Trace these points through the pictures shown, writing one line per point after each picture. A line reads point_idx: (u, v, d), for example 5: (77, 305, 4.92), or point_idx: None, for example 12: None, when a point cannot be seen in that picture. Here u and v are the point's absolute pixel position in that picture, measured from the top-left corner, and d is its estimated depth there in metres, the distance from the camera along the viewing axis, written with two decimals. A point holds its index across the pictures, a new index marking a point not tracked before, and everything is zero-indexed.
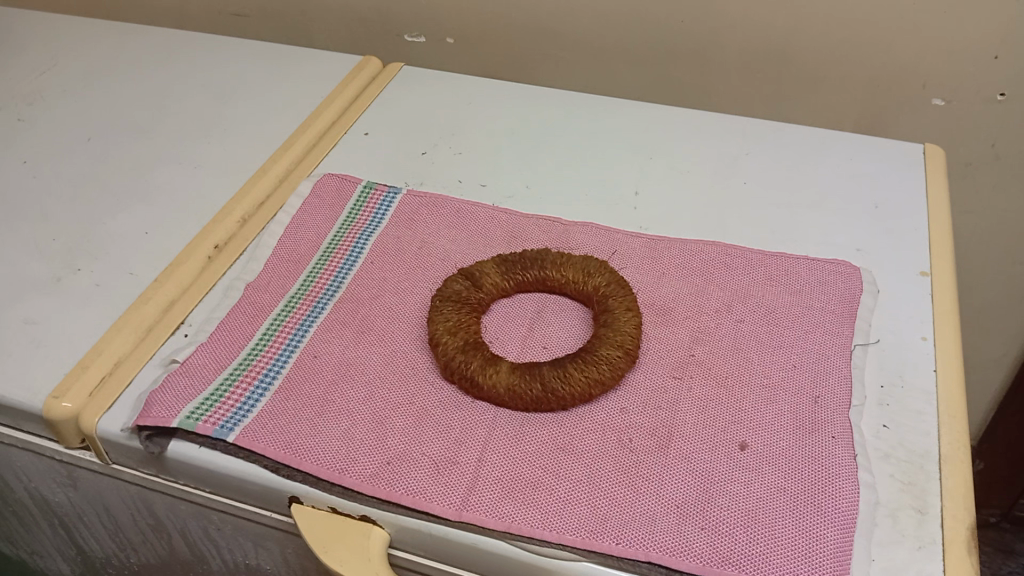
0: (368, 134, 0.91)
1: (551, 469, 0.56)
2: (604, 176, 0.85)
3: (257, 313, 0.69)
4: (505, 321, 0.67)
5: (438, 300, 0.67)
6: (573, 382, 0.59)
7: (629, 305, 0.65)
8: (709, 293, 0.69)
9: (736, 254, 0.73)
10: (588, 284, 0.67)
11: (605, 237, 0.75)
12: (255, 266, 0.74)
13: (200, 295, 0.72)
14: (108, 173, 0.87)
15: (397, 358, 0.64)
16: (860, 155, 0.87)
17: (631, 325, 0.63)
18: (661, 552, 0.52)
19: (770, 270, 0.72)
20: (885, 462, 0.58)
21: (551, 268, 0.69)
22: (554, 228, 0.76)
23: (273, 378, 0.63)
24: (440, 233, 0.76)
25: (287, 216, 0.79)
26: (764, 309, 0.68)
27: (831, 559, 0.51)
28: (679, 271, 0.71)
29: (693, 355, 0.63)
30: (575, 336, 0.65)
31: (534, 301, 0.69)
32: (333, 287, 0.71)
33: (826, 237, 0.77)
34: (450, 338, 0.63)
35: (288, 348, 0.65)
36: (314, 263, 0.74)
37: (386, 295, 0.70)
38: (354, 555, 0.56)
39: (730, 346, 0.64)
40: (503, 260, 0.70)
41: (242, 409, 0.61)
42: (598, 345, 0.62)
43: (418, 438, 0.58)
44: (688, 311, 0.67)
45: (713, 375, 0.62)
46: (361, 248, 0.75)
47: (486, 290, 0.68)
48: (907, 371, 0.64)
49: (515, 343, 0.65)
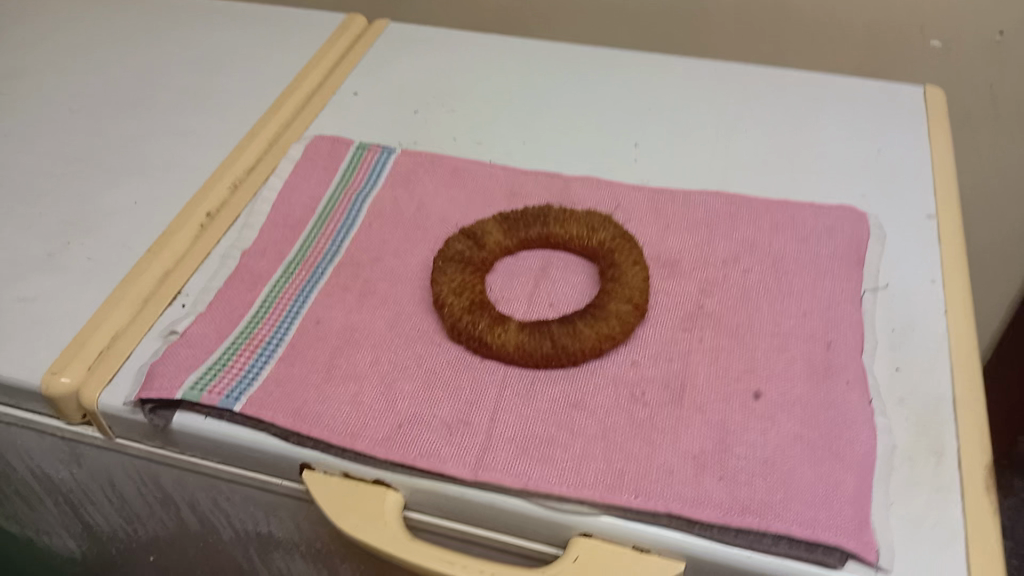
0: (358, 95, 0.89)
1: (565, 426, 0.55)
2: (602, 129, 0.83)
3: (256, 281, 0.67)
4: (510, 280, 0.66)
5: (441, 260, 0.65)
6: (582, 339, 0.58)
7: (636, 258, 0.64)
8: (715, 244, 0.68)
9: (741, 202, 0.72)
10: (593, 239, 0.66)
11: (608, 190, 0.73)
12: (250, 233, 0.72)
13: (195, 265, 0.71)
14: (95, 146, 0.84)
15: (401, 321, 0.63)
16: (859, 101, 0.86)
17: (638, 279, 0.62)
18: (681, 503, 0.51)
19: (776, 218, 0.70)
20: (899, 406, 0.57)
21: (555, 225, 0.67)
22: (555, 183, 0.74)
23: (276, 345, 0.62)
24: (438, 193, 0.74)
25: (281, 180, 0.77)
26: (771, 258, 0.67)
27: (851, 503, 0.51)
28: (684, 223, 0.70)
29: (703, 306, 0.63)
30: (582, 292, 0.64)
31: (537, 259, 0.68)
32: (333, 251, 0.69)
33: (830, 185, 0.76)
34: (456, 298, 0.62)
35: (290, 315, 0.64)
36: (310, 227, 0.72)
37: (387, 257, 0.68)
38: (369, 521, 0.55)
39: (739, 296, 0.64)
40: (505, 218, 0.68)
41: (246, 377, 0.60)
42: (606, 302, 0.61)
43: (428, 399, 0.58)
44: (695, 263, 0.66)
45: (724, 326, 0.61)
46: (358, 211, 0.73)
47: (489, 249, 0.66)
48: (916, 315, 0.63)
49: (521, 302, 0.64)
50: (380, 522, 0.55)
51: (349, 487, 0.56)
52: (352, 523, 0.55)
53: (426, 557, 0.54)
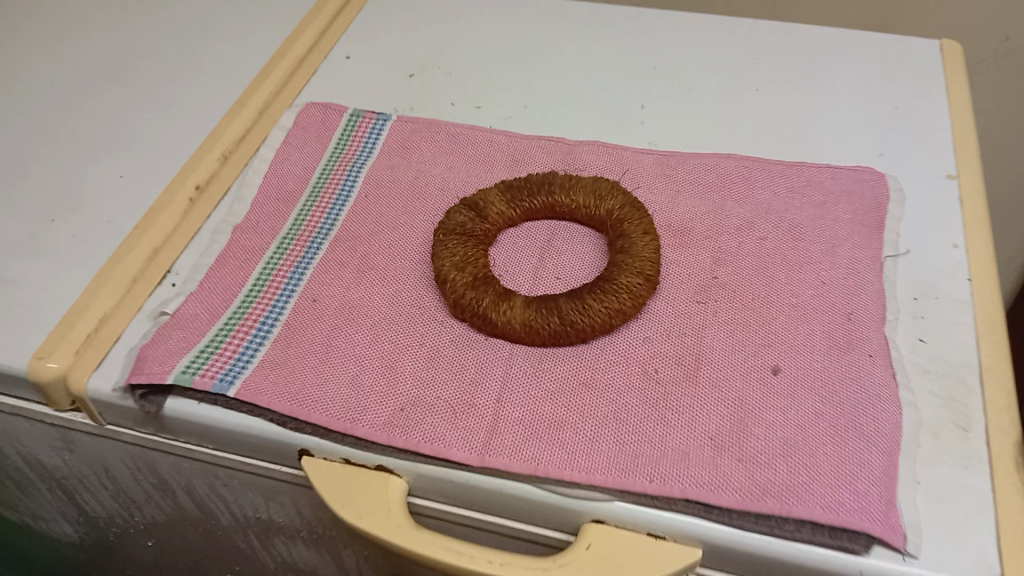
0: (351, 58, 0.85)
1: (575, 406, 0.53)
2: (608, 88, 0.80)
3: (248, 257, 0.64)
4: (516, 253, 0.63)
5: (441, 234, 0.62)
6: (592, 315, 0.55)
7: (646, 228, 0.61)
8: (729, 210, 0.65)
9: (755, 165, 0.69)
10: (601, 208, 0.63)
11: (615, 154, 0.70)
12: (241, 207, 0.69)
13: (184, 241, 0.68)
14: (79, 118, 0.81)
15: (402, 297, 0.60)
16: (874, 54, 0.82)
17: (650, 249, 0.59)
18: (699, 487, 0.49)
19: (792, 181, 0.67)
20: (924, 378, 0.55)
21: (560, 193, 0.64)
22: (559, 148, 0.71)
23: (271, 326, 0.59)
24: (437, 161, 0.71)
25: (272, 150, 0.74)
26: (788, 224, 0.64)
27: (877, 484, 0.48)
28: (696, 189, 0.67)
29: (716, 277, 0.60)
30: (590, 264, 0.62)
31: (544, 230, 0.65)
32: (328, 225, 0.66)
33: (848, 146, 0.72)
34: (458, 273, 0.59)
35: (285, 294, 0.61)
36: (304, 200, 0.69)
37: (384, 230, 0.65)
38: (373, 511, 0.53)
39: (755, 266, 0.61)
40: (508, 187, 0.65)
41: (240, 359, 0.57)
42: (616, 274, 0.58)
43: (431, 381, 0.55)
44: (708, 230, 0.63)
45: (739, 298, 0.58)
46: (353, 182, 0.70)
47: (491, 220, 0.63)
48: (939, 281, 0.61)
49: (527, 277, 0.61)
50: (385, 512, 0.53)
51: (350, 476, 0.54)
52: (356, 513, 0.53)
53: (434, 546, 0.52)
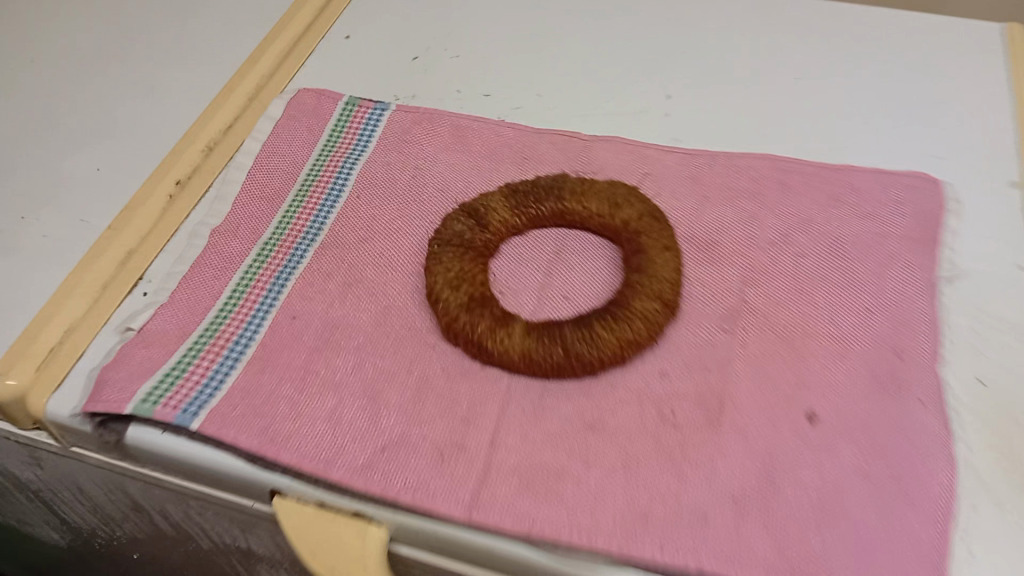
0: (351, 38, 0.77)
1: (579, 453, 0.47)
2: (631, 72, 0.72)
3: (225, 265, 0.58)
4: (518, 266, 0.56)
5: (436, 246, 0.55)
6: (600, 347, 0.49)
7: (666, 242, 0.54)
8: (762, 221, 0.57)
9: (793, 169, 0.61)
10: (616, 217, 0.56)
11: (635, 153, 0.63)
12: (222, 208, 0.62)
13: (160, 243, 0.62)
14: (59, 100, 0.75)
15: (389, 316, 0.54)
16: (931, 36, 0.73)
17: (669, 269, 0.52)
18: (717, 559, 0.42)
19: (835, 187, 0.59)
20: (982, 429, 0.48)
21: (571, 200, 0.57)
22: (572, 145, 0.64)
23: (245, 346, 0.53)
24: (437, 157, 0.64)
25: (258, 143, 0.67)
26: (830, 239, 0.56)
27: (925, 562, 0.42)
28: (725, 195, 0.59)
29: (746, 300, 0.53)
30: (602, 282, 0.55)
31: (551, 241, 0.58)
32: (314, 229, 0.60)
33: (901, 147, 0.64)
34: (453, 293, 0.52)
35: (263, 308, 0.55)
36: (290, 199, 0.62)
37: (375, 237, 0.59)
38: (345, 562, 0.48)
39: (790, 289, 0.53)
40: (513, 191, 0.58)
41: (209, 384, 0.51)
42: (631, 298, 0.51)
43: (418, 417, 0.49)
44: (737, 245, 0.56)
45: (771, 327, 0.52)
46: (344, 180, 0.63)
47: (492, 229, 0.56)
48: (1002, 310, 0.53)
49: (530, 295, 0.54)
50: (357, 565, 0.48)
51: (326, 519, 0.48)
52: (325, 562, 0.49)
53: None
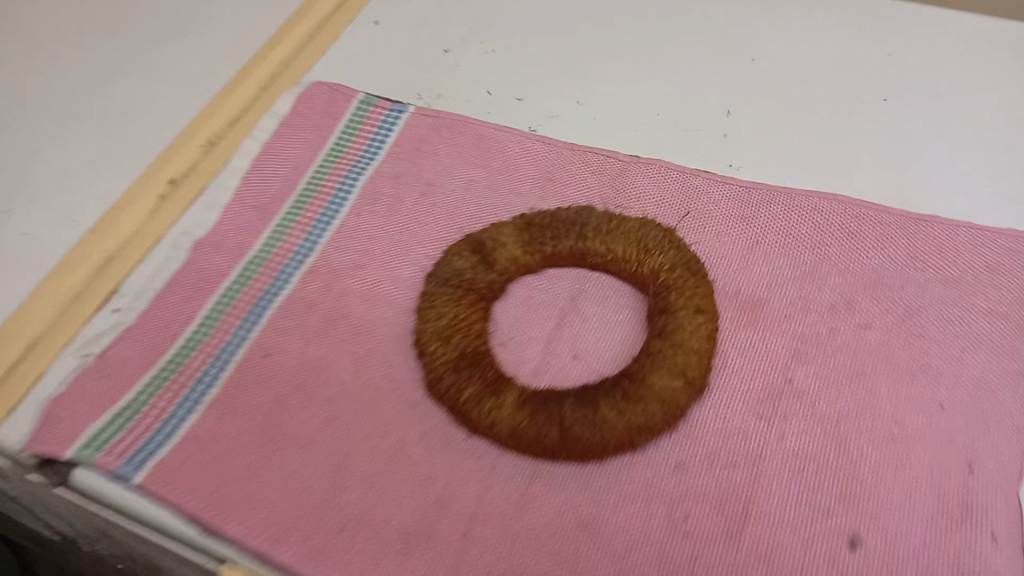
0: (378, 24, 0.69)
1: (566, 559, 0.40)
2: (690, 76, 0.62)
3: (201, 284, 0.52)
4: (526, 314, 0.48)
5: (431, 285, 0.48)
6: (603, 431, 0.41)
7: (699, 303, 0.45)
8: (822, 279, 0.48)
9: (869, 214, 0.50)
10: (645, 265, 0.48)
11: (680, 182, 0.53)
12: (210, 217, 0.55)
13: (141, 252, 0.56)
14: (60, 68, 0.69)
15: (372, 363, 0.47)
16: None
17: (699, 336, 0.44)
18: None
19: (917, 242, 0.49)
20: None
21: (594, 238, 0.49)
22: (608, 167, 0.55)
23: (207, 387, 0.47)
24: (454, 172, 0.56)
25: (257, 145, 0.59)
26: (903, 309, 0.46)
27: None
28: (780, 242, 0.50)
29: (792, 381, 0.44)
30: (621, 343, 0.47)
31: (569, 284, 0.49)
32: (304, 250, 0.53)
33: (1003, 195, 0.53)
34: (441, 347, 0.45)
35: (234, 341, 0.49)
36: (285, 211, 0.55)
37: (371, 264, 0.52)
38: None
39: (846, 370, 0.44)
40: (528, 224, 0.50)
41: (160, 432, 0.46)
42: (649, 372, 0.43)
43: (387, 492, 0.42)
44: (788, 307, 0.47)
45: (818, 419, 0.43)
46: (346, 193, 0.56)
47: (500, 269, 0.48)
48: None
49: (535, 350, 0.47)
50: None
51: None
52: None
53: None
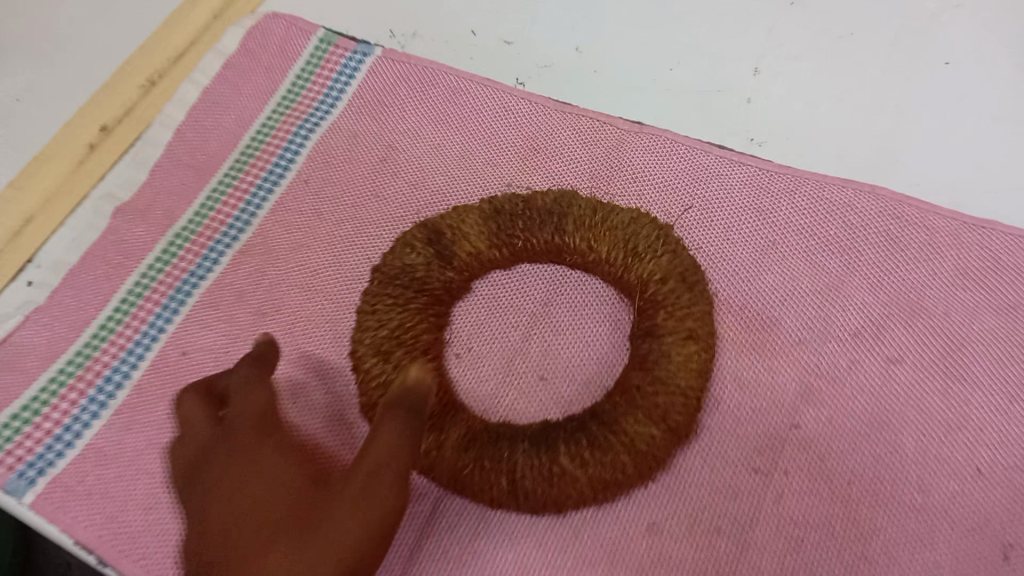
0: None
1: None
2: (715, 20, 0.51)
3: (120, 260, 0.45)
4: (490, 319, 0.41)
5: (375, 285, 0.40)
6: (562, 486, 0.34)
7: (691, 328, 0.37)
8: (847, 296, 0.40)
9: (918, 215, 0.41)
10: (631, 273, 0.39)
11: (688, 163, 0.44)
12: (138, 176, 0.48)
13: (62, 215, 0.47)
14: None
15: (303, 373, 0.41)
16: None
17: (688, 371, 0.36)
18: None
19: (972, 255, 0.40)
20: None
21: (574, 233, 0.40)
22: (603, 136, 0.46)
23: (115, 390, 0.40)
24: (421, 132, 0.48)
25: (197, 89, 0.50)
26: (943, 341, 0.38)
27: None
28: (802, 245, 0.41)
29: (799, 428, 0.37)
30: (596, 364, 0.39)
31: (543, 284, 0.42)
32: (240, 221, 0.45)
33: None
34: (380, 365, 0.38)
35: (150, 334, 0.42)
36: (222, 173, 0.47)
37: (314, 246, 0.44)
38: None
39: (867, 419, 0.37)
40: (497, 211, 0.41)
41: (58, 440, 0.39)
42: (622, 415, 0.35)
43: None
44: (803, 331, 0.39)
45: (824, 477, 0.36)
46: (294, 155, 0.47)
47: (457, 267, 0.40)
48: None
49: (496, 367, 0.40)
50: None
51: (226, 461, 0.31)
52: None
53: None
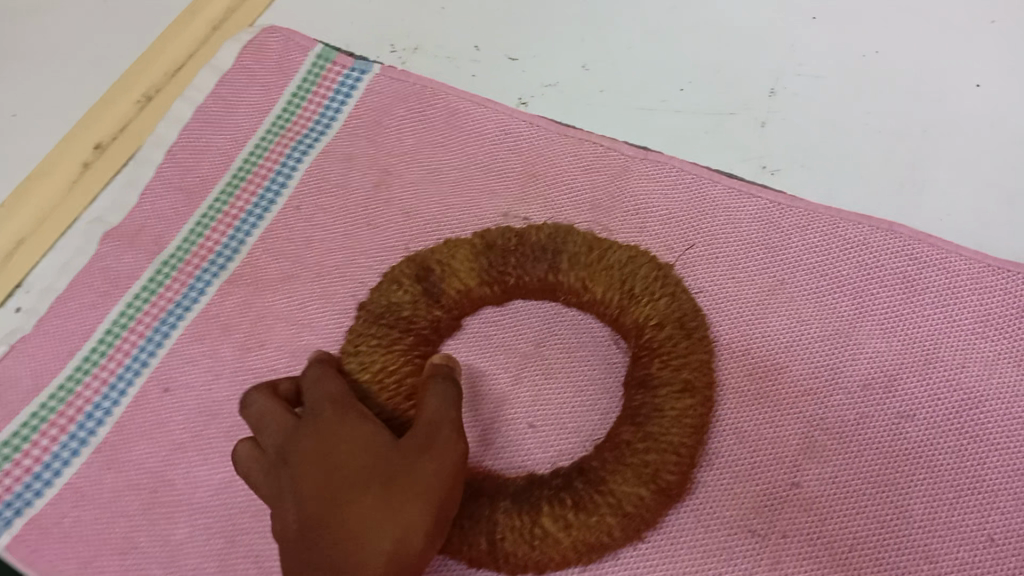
0: None
1: None
2: (733, 37, 0.48)
3: (107, 288, 0.44)
4: (481, 359, 0.39)
5: (361, 324, 0.39)
6: (545, 548, 0.33)
7: (687, 379, 0.35)
8: (858, 343, 0.37)
9: (939, 256, 0.39)
10: (627, 317, 0.37)
11: (694, 193, 0.42)
12: (129, 201, 0.47)
13: (54, 236, 0.47)
14: None
15: None
16: None
17: (682, 427, 0.34)
18: None
19: (995, 302, 0.38)
20: None
21: (570, 271, 0.38)
22: (606, 163, 0.44)
23: (96, 425, 0.40)
24: (417, 156, 0.46)
25: (192, 109, 0.49)
26: (959, 397, 0.36)
27: None
28: (812, 286, 0.39)
29: (800, 487, 0.35)
30: (588, 413, 0.38)
31: (537, 323, 0.40)
32: (229, 248, 0.44)
33: None
34: None
35: (133, 368, 0.41)
36: (213, 197, 0.46)
37: (302, 276, 0.43)
38: (336, 535, 0.29)
39: (873, 481, 0.35)
40: (489, 247, 0.39)
41: (38, 478, 0.39)
42: (610, 473, 0.34)
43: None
44: (809, 381, 0.37)
45: (824, 543, 0.34)
46: (286, 178, 0.46)
47: (446, 306, 0.39)
48: None
49: (484, 410, 0.38)
50: (348, 538, 0.28)
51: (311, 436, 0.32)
52: (304, 551, 0.29)
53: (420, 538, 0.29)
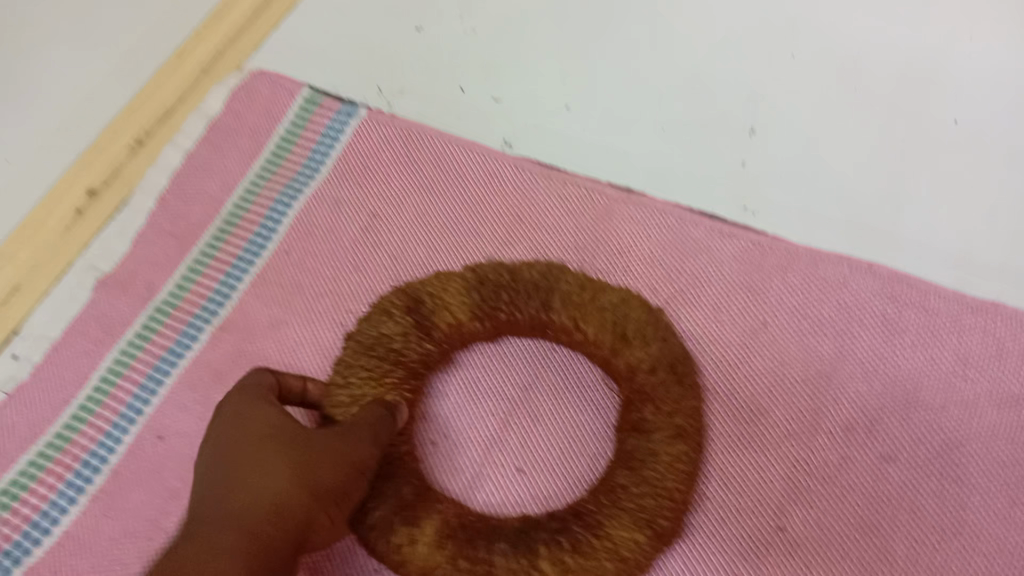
0: None
1: None
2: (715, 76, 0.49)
3: (100, 337, 0.44)
4: (468, 404, 0.40)
5: (350, 354, 0.39)
6: None
7: (680, 425, 0.36)
8: (841, 385, 0.38)
9: (918, 298, 0.40)
10: (618, 360, 0.38)
11: (678, 235, 0.43)
12: (120, 247, 0.47)
13: (49, 282, 0.47)
14: None
15: None
16: None
17: (677, 472, 0.35)
18: None
19: (972, 342, 0.39)
20: None
21: (561, 313, 0.39)
22: (591, 204, 0.45)
23: (91, 474, 0.40)
24: (404, 199, 0.46)
25: (182, 154, 0.50)
26: (939, 439, 0.37)
27: None
28: (795, 326, 0.39)
29: (787, 531, 0.36)
30: (576, 458, 0.38)
31: (524, 366, 0.40)
32: (221, 294, 0.45)
33: None
34: None
35: (127, 416, 0.42)
36: (207, 241, 0.46)
37: (292, 323, 0.44)
38: (223, 492, 0.32)
39: (858, 523, 0.36)
40: (480, 281, 0.40)
41: (35, 528, 0.39)
42: (607, 519, 0.35)
43: None
44: (794, 423, 0.37)
45: None
46: (277, 220, 0.46)
47: (436, 341, 0.39)
48: None
49: (472, 456, 0.39)
50: (233, 492, 0.31)
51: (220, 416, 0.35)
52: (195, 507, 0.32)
53: (299, 491, 0.32)
